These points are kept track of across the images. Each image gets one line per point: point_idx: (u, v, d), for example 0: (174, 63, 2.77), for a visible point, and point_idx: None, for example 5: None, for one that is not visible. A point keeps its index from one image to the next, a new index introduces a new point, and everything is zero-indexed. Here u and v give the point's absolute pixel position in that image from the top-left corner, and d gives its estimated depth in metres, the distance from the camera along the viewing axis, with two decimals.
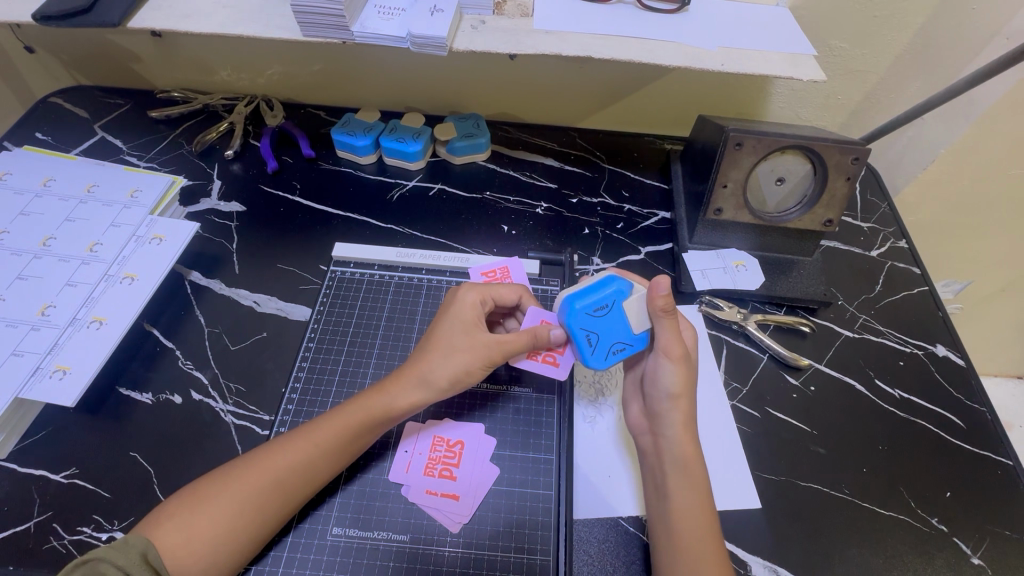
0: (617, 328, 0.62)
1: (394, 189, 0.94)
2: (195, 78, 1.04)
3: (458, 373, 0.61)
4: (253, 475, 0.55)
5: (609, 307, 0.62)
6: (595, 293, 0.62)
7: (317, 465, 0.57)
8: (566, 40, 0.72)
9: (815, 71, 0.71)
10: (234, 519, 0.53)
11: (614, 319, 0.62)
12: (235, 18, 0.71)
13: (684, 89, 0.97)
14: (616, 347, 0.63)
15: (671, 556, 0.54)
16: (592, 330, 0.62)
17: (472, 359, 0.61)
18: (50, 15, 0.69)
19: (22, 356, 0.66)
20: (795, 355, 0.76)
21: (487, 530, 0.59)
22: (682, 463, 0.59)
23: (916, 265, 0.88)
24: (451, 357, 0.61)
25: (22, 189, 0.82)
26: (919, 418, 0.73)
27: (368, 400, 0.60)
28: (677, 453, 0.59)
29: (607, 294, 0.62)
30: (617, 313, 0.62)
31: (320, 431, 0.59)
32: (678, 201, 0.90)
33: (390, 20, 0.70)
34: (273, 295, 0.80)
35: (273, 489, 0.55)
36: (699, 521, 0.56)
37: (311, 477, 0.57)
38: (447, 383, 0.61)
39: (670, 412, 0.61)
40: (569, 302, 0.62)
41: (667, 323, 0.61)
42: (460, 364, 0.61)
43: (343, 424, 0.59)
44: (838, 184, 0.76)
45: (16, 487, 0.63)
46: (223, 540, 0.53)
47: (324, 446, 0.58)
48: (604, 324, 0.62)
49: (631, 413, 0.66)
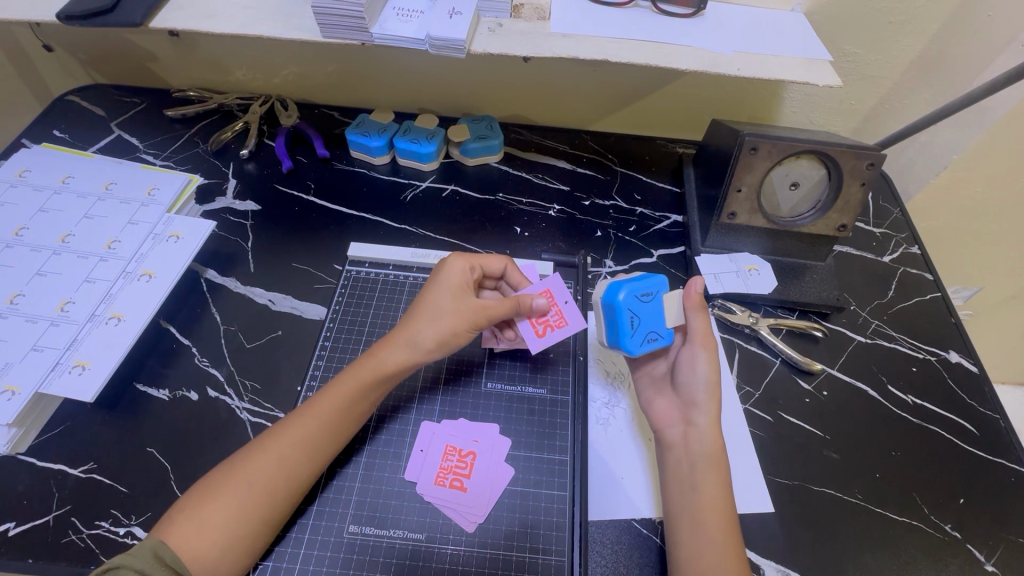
0: (655, 318, 0.65)
1: (408, 190, 0.94)
2: (211, 77, 1.05)
3: (445, 335, 0.63)
4: (262, 456, 0.56)
5: (650, 295, 0.65)
6: (643, 281, 0.65)
7: (314, 440, 0.58)
8: (582, 44, 0.72)
9: (831, 76, 0.71)
10: (247, 502, 0.54)
11: (653, 308, 0.65)
12: (255, 19, 0.72)
13: (697, 92, 0.98)
14: (652, 337, 0.65)
15: (696, 547, 0.54)
16: (637, 314, 0.64)
17: (456, 320, 0.63)
18: (72, 14, 0.69)
19: (41, 352, 0.67)
20: (808, 360, 0.76)
21: (501, 529, 0.60)
22: (714, 453, 0.60)
23: (928, 271, 0.88)
24: (437, 320, 0.63)
25: (41, 186, 0.83)
26: (931, 424, 0.73)
27: (363, 366, 0.62)
28: (707, 444, 0.60)
29: (651, 283, 0.65)
30: (657, 303, 0.66)
31: (321, 401, 0.60)
32: (690, 205, 0.91)
33: (409, 22, 0.70)
34: (288, 294, 0.81)
35: (279, 475, 0.56)
36: (722, 514, 0.56)
37: (295, 470, 0.57)
38: (436, 344, 0.62)
39: (704, 403, 0.62)
40: (616, 286, 0.64)
41: (700, 316, 0.65)
42: (447, 326, 0.62)
43: (340, 394, 0.60)
44: (852, 189, 0.76)
45: (35, 480, 0.63)
46: (238, 530, 0.53)
47: (322, 418, 0.59)
48: (646, 311, 0.65)
49: (656, 408, 0.66)
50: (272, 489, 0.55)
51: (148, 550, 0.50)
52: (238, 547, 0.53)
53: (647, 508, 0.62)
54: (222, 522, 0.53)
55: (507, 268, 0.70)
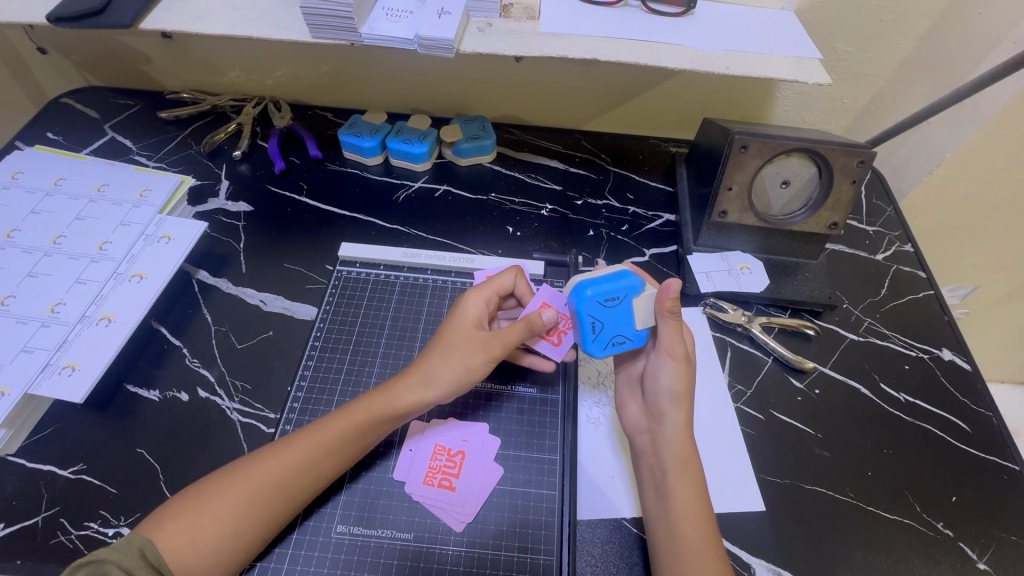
0: (621, 321, 0.62)
1: (400, 190, 0.94)
2: (204, 79, 1.05)
3: (460, 371, 0.60)
4: (261, 470, 0.56)
5: (618, 298, 0.61)
6: (609, 283, 0.61)
7: (317, 463, 0.57)
8: (572, 43, 0.72)
9: (820, 74, 0.71)
10: (237, 512, 0.54)
11: (620, 312, 0.62)
12: (245, 20, 0.72)
13: (690, 91, 0.98)
14: (618, 340, 0.63)
15: (675, 549, 0.54)
16: (599, 318, 0.61)
17: (472, 356, 0.61)
18: (62, 16, 0.70)
19: (31, 353, 0.67)
20: (799, 358, 0.76)
21: (490, 529, 0.59)
22: (682, 461, 0.59)
23: (922, 269, 0.88)
24: (453, 354, 0.61)
25: (34, 188, 0.83)
26: (923, 422, 0.73)
27: (373, 400, 0.60)
28: (674, 452, 0.60)
29: (619, 286, 0.61)
30: (624, 307, 0.62)
31: (326, 430, 0.59)
32: (683, 204, 0.91)
33: (398, 22, 0.71)
34: (279, 294, 0.81)
35: (276, 487, 0.55)
36: (695, 520, 0.56)
37: (291, 484, 0.56)
38: (451, 383, 0.60)
39: (669, 413, 0.61)
40: (581, 287, 0.61)
41: (671, 322, 0.61)
42: (461, 363, 0.60)
43: (348, 424, 0.59)
44: (843, 187, 0.76)
45: (24, 481, 0.63)
46: (229, 536, 0.53)
47: (329, 446, 0.58)
48: (612, 315, 0.62)
49: (628, 413, 0.66)
50: (263, 498, 0.55)
51: (134, 549, 0.50)
52: (227, 550, 0.53)
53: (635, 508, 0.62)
54: (212, 529, 0.53)
55: (518, 281, 0.68)
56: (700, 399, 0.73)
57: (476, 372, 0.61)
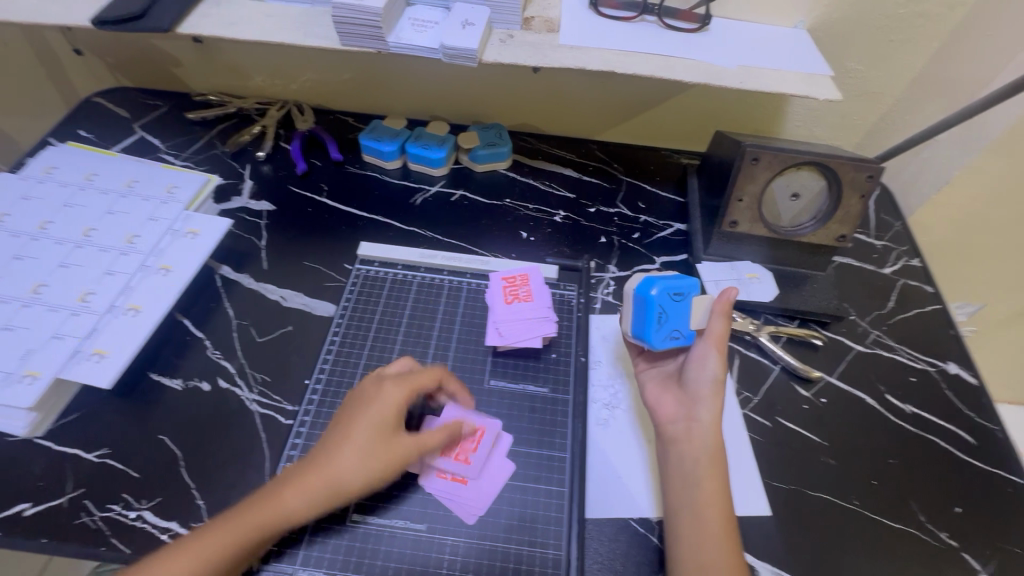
0: (683, 317, 0.68)
1: (418, 194, 0.97)
2: (231, 82, 1.08)
3: (385, 407, 0.60)
4: (311, 477, 0.57)
5: (682, 298, 0.68)
6: (674, 280, 0.68)
7: (358, 478, 0.57)
8: (590, 55, 0.75)
9: (830, 90, 0.73)
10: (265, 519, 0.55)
11: (683, 308, 0.68)
12: (277, 26, 0.75)
13: (703, 104, 1.00)
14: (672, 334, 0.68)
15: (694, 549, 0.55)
16: (665, 310, 0.67)
17: (395, 392, 0.61)
18: (105, 19, 0.73)
19: (62, 340, 0.69)
20: (806, 367, 0.77)
21: (501, 522, 0.61)
22: (703, 456, 0.60)
23: (929, 284, 0.89)
24: (377, 395, 0.61)
25: (67, 183, 0.87)
26: (928, 433, 0.74)
27: (405, 419, 0.59)
28: (704, 447, 0.60)
29: (684, 284, 0.68)
30: (688, 304, 0.68)
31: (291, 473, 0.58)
32: (693, 214, 0.93)
33: (424, 32, 0.74)
34: (299, 291, 0.83)
35: (308, 503, 0.56)
36: (721, 511, 0.57)
37: (323, 501, 0.57)
38: (372, 420, 0.59)
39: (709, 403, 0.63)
40: (648, 282, 0.68)
41: (722, 320, 0.67)
42: (386, 400, 0.61)
43: (312, 460, 0.58)
44: (851, 200, 0.78)
45: (51, 462, 0.66)
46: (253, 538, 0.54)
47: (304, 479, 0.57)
48: (676, 309, 0.68)
49: (663, 405, 0.66)
50: (299, 507, 0.56)
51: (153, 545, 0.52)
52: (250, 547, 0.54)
53: (654, 508, 0.63)
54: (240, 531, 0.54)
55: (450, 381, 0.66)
56: None
57: (354, 467, 0.57)
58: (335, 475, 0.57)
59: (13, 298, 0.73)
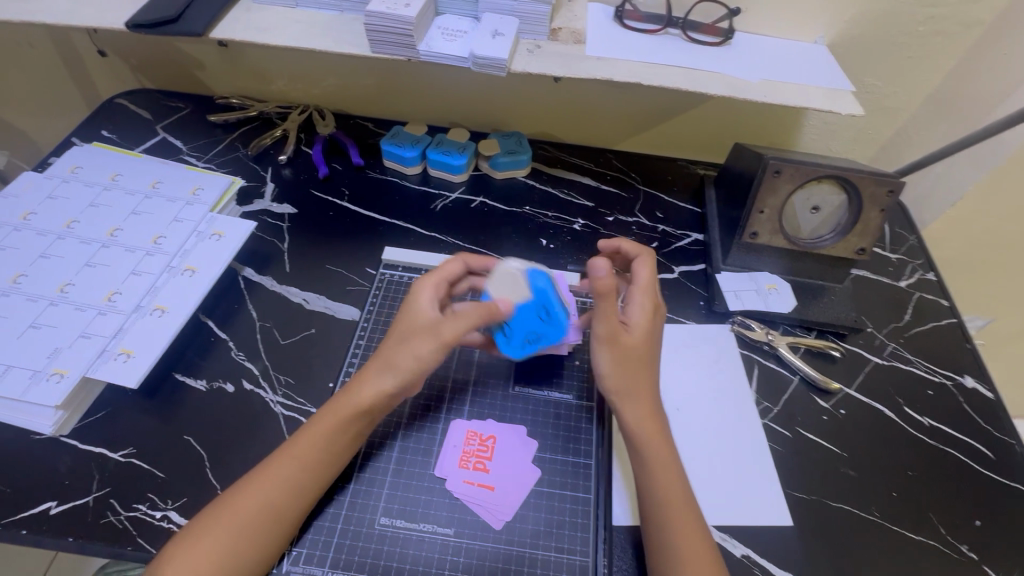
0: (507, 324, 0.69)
1: (438, 200, 0.98)
2: (253, 86, 1.09)
3: (415, 358, 0.60)
4: (274, 469, 0.58)
5: (551, 300, 0.69)
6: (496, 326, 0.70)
7: (323, 466, 0.59)
8: (616, 67, 0.76)
9: (853, 105, 0.74)
10: (253, 524, 0.55)
11: (518, 309, 0.68)
12: (308, 33, 0.76)
13: (721, 116, 1.01)
14: (523, 343, 0.69)
15: (670, 548, 0.56)
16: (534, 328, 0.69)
17: (423, 341, 0.61)
18: (140, 23, 0.74)
19: (89, 339, 0.70)
20: (825, 379, 0.78)
21: (528, 527, 0.61)
22: (642, 434, 0.62)
23: (944, 297, 0.90)
24: (406, 340, 0.62)
25: (93, 183, 0.87)
26: (947, 446, 0.74)
27: (341, 400, 0.61)
28: (640, 424, 0.62)
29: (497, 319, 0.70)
30: (526, 303, 0.68)
31: (303, 437, 0.60)
32: (711, 225, 0.94)
33: (454, 41, 0.75)
34: (321, 294, 0.84)
35: (285, 497, 0.57)
36: (688, 520, 0.57)
37: (300, 487, 0.58)
38: (403, 369, 0.60)
39: (628, 354, 0.64)
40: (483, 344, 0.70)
41: (639, 301, 0.66)
42: (414, 350, 0.61)
43: (327, 424, 0.60)
44: (872, 214, 0.79)
45: (77, 461, 0.66)
46: (245, 549, 0.54)
47: (315, 446, 0.59)
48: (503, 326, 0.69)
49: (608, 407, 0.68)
50: (305, 476, 0.58)
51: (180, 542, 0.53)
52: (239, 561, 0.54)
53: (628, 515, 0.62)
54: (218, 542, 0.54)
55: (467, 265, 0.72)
56: (728, 414, 0.75)
57: (421, 355, 0.60)
58: (298, 459, 0.59)
59: (41, 296, 0.73)
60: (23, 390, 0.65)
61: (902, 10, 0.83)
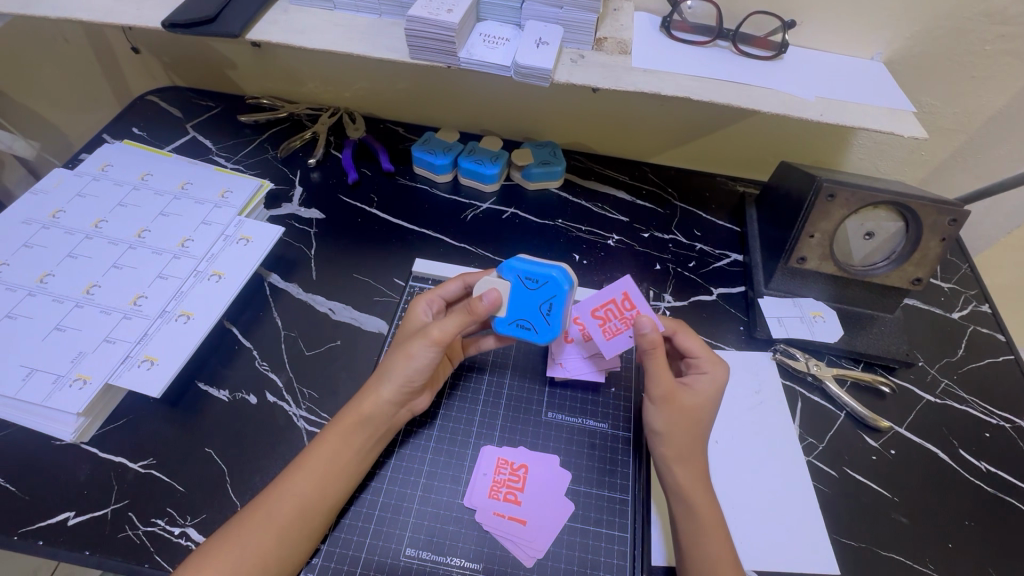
0: (528, 309, 0.63)
1: (468, 210, 0.95)
2: (284, 87, 1.08)
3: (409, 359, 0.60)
4: (292, 483, 0.57)
5: (523, 275, 0.62)
6: (530, 322, 0.63)
7: (339, 479, 0.58)
8: (664, 80, 0.72)
9: (916, 128, 0.70)
10: (265, 545, 0.53)
11: (514, 297, 0.63)
12: (346, 37, 0.74)
13: (765, 132, 0.97)
14: (546, 319, 0.63)
15: None
16: (548, 300, 0.62)
17: (413, 343, 0.61)
18: (177, 22, 0.72)
19: (113, 343, 0.68)
20: (875, 416, 0.73)
21: (561, 566, 0.58)
22: (687, 484, 0.59)
23: (1000, 332, 0.85)
24: (398, 349, 0.62)
25: (122, 181, 0.86)
26: (1007, 495, 0.69)
27: (358, 405, 0.61)
28: (688, 481, 0.59)
29: (520, 316, 0.63)
30: (512, 290, 0.63)
31: (315, 449, 0.59)
32: (753, 246, 0.90)
33: (495, 48, 0.72)
34: (348, 304, 0.81)
35: (297, 516, 0.55)
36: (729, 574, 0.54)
37: (314, 505, 0.56)
38: (399, 372, 0.60)
39: (682, 415, 0.61)
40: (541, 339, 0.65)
41: (704, 377, 0.62)
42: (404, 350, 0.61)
43: (336, 430, 0.60)
44: (930, 243, 0.74)
45: (96, 470, 0.64)
46: (256, 573, 0.52)
47: (330, 458, 0.58)
48: (530, 313, 0.63)
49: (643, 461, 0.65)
50: (320, 492, 0.57)
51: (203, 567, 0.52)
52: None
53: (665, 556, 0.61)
54: (231, 566, 0.52)
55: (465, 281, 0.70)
56: (771, 451, 0.71)
57: (414, 356, 0.60)
58: (315, 475, 0.57)
59: (67, 297, 0.72)
60: (45, 396, 0.63)
61: (969, 28, 0.78)
